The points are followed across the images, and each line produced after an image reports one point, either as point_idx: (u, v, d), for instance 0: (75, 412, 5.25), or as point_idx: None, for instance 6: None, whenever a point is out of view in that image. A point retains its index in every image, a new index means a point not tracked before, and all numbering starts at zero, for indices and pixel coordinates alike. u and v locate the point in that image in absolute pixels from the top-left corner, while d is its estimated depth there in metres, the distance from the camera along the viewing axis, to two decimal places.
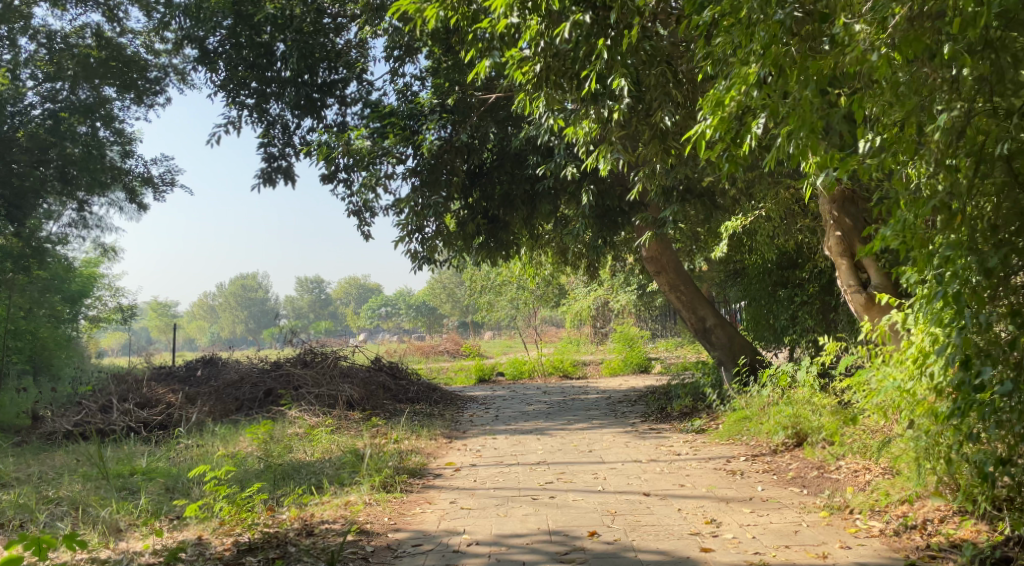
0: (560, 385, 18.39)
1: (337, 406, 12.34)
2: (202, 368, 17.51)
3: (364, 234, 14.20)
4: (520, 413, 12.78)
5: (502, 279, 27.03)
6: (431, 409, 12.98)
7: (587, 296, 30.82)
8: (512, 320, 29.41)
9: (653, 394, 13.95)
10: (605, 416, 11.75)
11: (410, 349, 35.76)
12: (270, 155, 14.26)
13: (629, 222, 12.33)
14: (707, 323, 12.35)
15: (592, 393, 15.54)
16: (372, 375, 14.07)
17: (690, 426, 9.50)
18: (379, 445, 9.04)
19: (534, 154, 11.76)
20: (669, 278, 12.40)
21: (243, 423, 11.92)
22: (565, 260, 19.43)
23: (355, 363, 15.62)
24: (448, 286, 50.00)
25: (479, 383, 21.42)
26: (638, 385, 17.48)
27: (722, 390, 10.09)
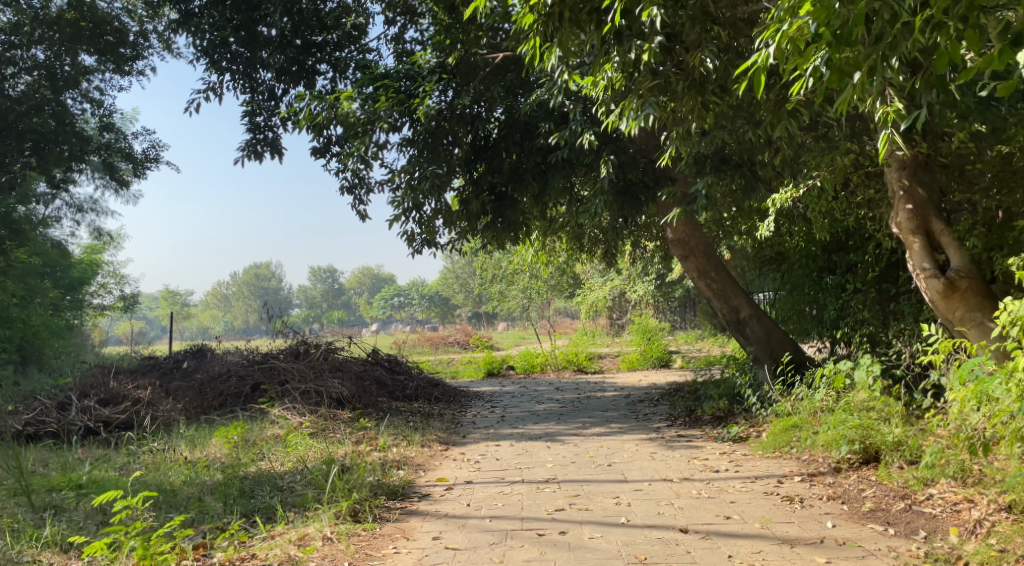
0: (575, 380, 17.02)
1: (325, 404, 11.04)
2: (188, 360, 16.29)
3: (360, 214, 12.90)
4: (530, 414, 11.44)
5: (513, 267, 25.65)
6: (430, 408, 11.65)
7: (603, 286, 29.41)
8: (524, 311, 28.05)
9: (679, 393, 12.58)
10: (625, 418, 10.38)
11: (420, 341, 34.51)
12: (253, 126, 12.92)
13: (654, 200, 10.89)
14: (741, 314, 10.99)
15: (609, 390, 14.16)
16: (368, 370, 12.78)
17: (726, 434, 8.14)
18: (363, 454, 7.76)
19: (546, 121, 10.38)
20: (697, 262, 11.08)
21: (219, 423, 10.67)
22: (580, 245, 18.03)
23: (351, 356, 14.32)
24: (460, 277, 48.62)
25: (488, 377, 20.12)
26: (660, 381, 16.09)
27: (762, 392, 8.73)
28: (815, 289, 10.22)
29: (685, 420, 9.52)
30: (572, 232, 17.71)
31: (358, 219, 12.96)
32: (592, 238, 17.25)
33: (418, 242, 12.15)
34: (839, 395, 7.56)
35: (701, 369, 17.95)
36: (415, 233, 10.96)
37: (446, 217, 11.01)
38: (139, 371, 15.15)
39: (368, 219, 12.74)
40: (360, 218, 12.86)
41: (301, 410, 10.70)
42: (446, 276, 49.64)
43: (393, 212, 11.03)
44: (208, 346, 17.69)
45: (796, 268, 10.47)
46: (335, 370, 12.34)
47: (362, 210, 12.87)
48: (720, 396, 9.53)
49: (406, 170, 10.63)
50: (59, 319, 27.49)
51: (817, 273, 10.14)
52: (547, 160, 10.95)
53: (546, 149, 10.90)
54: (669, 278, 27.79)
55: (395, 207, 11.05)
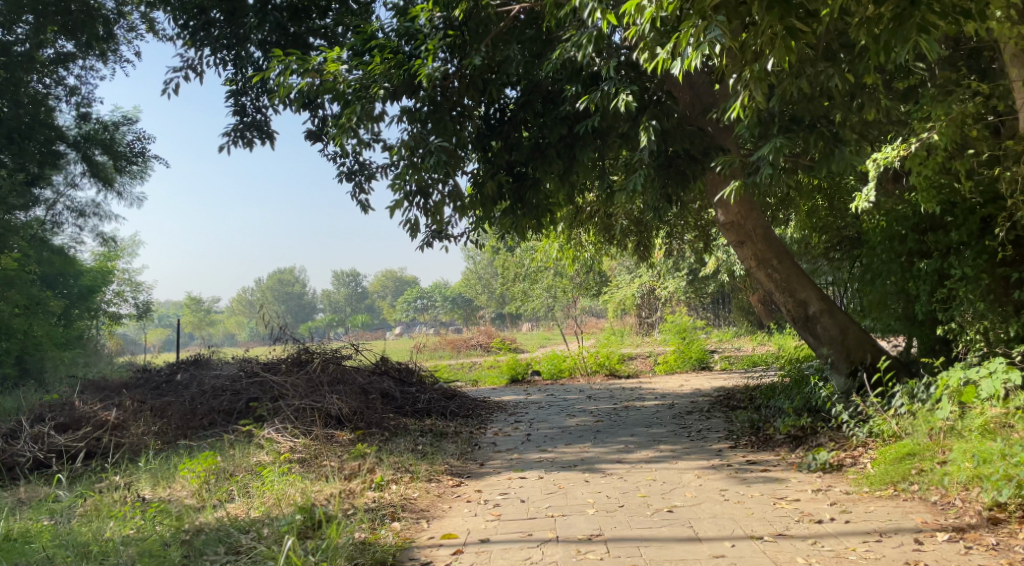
0: (608, 386, 15.30)
1: (322, 423, 9.43)
2: (180, 370, 14.72)
3: (361, 205, 11.23)
4: (561, 430, 9.76)
5: (537, 264, 23.98)
6: (446, 426, 10.02)
7: (632, 284, 27.64)
8: (550, 311, 26.37)
9: (734, 403, 10.86)
10: (676, 437, 8.67)
11: (441, 344, 33.08)
12: (241, 109, 10.79)
13: (705, 176, 9.19)
14: (810, 310, 9.29)
15: (649, 399, 12.44)
16: (374, 381, 11.14)
17: (812, 462, 6.48)
18: (353, 494, 6.14)
19: (573, 84, 8.71)
20: (756, 248, 9.37)
21: (197, 448, 9.07)
22: (609, 237, 16.33)
23: (358, 364, 12.72)
24: (483, 277, 46.88)
25: (512, 384, 18.45)
26: (704, 386, 14.36)
27: (855, 407, 7.04)
28: (904, 277, 8.51)
29: (753, 440, 7.80)
30: (600, 221, 16.01)
31: (360, 210, 11.30)
32: (622, 228, 15.56)
33: (426, 232, 10.55)
34: (964, 413, 5.90)
35: (747, 372, 16.23)
36: (422, 226, 9.32)
37: (457, 204, 9.36)
38: (121, 384, 13.58)
39: (371, 210, 11.15)
40: (362, 209, 11.21)
41: (292, 429, 9.06)
42: (467, 278, 47.95)
43: (392, 200, 9.36)
44: (204, 355, 16.12)
45: (879, 252, 8.77)
46: (335, 380, 10.70)
47: (364, 201, 11.23)
48: (796, 409, 7.81)
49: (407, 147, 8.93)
50: (62, 329, 26.13)
51: (905, 258, 8.48)
52: (575, 131, 9.31)
53: (574, 118, 9.23)
54: (702, 272, 26.02)
55: (392, 193, 9.37)
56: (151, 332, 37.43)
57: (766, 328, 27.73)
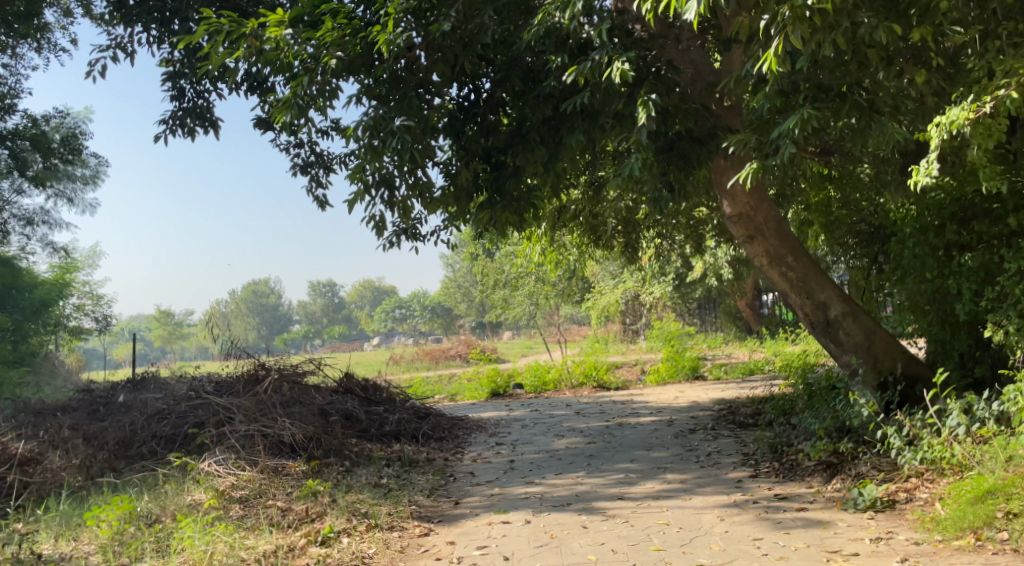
0: (597, 400, 14.08)
1: (272, 452, 8.13)
2: (123, 388, 13.30)
3: (318, 202, 10.07)
4: (549, 455, 8.53)
5: (518, 270, 22.73)
6: (417, 453, 8.77)
7: (615, 290, 26.40)
8: (531, 319, 25.08)
9: (740, 420, 9.71)
10: (684, 463, 7.47)
11: (418, 356, 31.73)
12: (180, 96, 9.59)
13: (711, 162, 8.02)
14: (831, 313, 8.13)
15: (645, 415, 11.23)
16: (335, 401, 9.86)
17: (860, 499, 5.34)
18: (289, 554, 4.97)
19: (558, 56, 7.51)
20: (768, 244, 8.24)
21: (126, 485, 7.76)
22: (595, 238, 15.14)
23: (320, 381, 11.41)
24: (462, 286, 45.42)
25: (493, 399, 17.15)
26: (702, 399, 13.19)
27: (904, 429, 5.89)
28: (942, 274, 7.42)
29: (776, 467, 6.63)
30: (585, 221, 14.81)
31: (317, 207, 10.14)
32: (610, 228, 14.37)
33: (393, 232, 9.31)
34: None
35: (744, 382, 15.10)
36: (389, 227, 8.07)
37: (425, 202, 8.11)
38: (56, 407, 12.14)
39: (329, 208, 10.01)
40: (319, 207, 10.06)
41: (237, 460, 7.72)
42: (447, 286, 46.50)
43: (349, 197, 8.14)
44: (155, 372, 14.69)
45: (910, 246, 7.69)
46: (291, 399, 9.42)
47: (321, 197, 10.02)
48: (826, 430, 6.64)
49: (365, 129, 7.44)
50: (12, 345, 24.53)
51: (943, 251, 7.42)
52: (560, 111, 8.11)
53: (560, 95, 8.03)
54: (689, 277, 24.89)
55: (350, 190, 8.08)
56: (118, 347, 35.60)
57: (755, 334, 26.71)
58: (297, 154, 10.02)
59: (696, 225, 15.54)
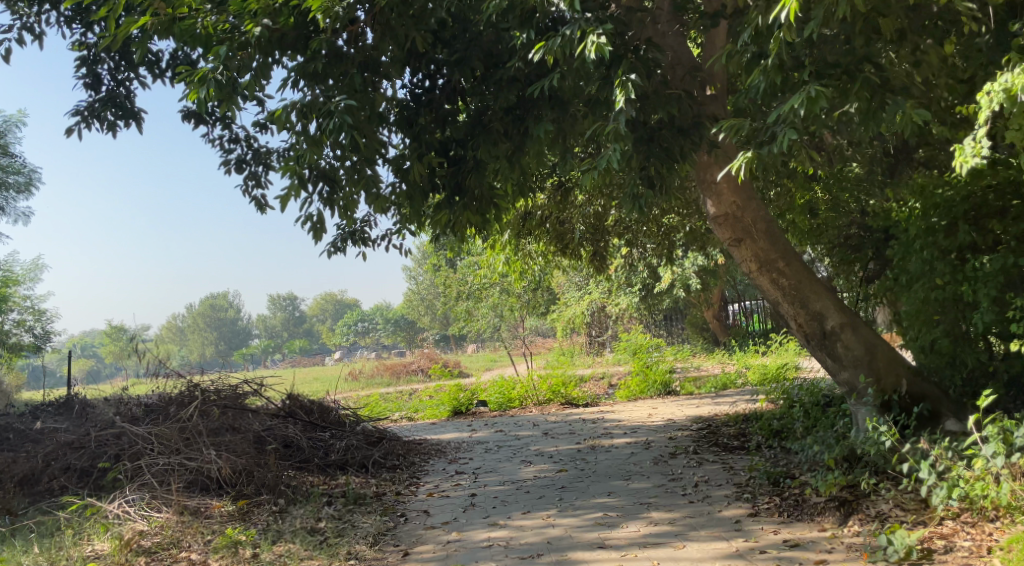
0: (565, 418, 13.13)
1: (192, 493, 7.15)
2: (42, 412, 12.03)
3: (255, 205, 8.97)
4: (516, 487, 7.56)
5: (480, 281, 21.73)
6: (365, 487, 7.74)
7: (581, 301, 25.52)
8: (495, 332, 24.08)
9: (724, 441, 8.84)
10: (669, 496, 6.56)
11: (377, 371, 30.51)
12: (96, 83, 8.69)
13: (695, 156, 7.16)
14: (828, 325, 7.22)
15: (619, 436, 10.33)
16: (273, 427, 8.81)
17: (890, 548, 4.49)
18: None
19: (522, 33, 6.60)
20: (758, 248, 7.34)
21: (19, 532, 6.67)
22: (561, 245, 14.23)
23: (260, 404, 10.31)
24: (424, 298, 44.11)
25: (454, 417, 16.10)
26: (678, 416, 12.32)
27: (933, 461, 5.04)
28: (955, 279, 6.61)
29: (777, 502, 5.74)
30: (551, 228, 13.89)
31: (254, 211, 9.04)
32: (577, 234, 13.48)
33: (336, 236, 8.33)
34: None
35: (719, 397, 14.28)
36: (329, 230, 7.04)
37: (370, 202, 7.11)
38: None
39: (268, 211, 8.93)
40: (256, 210, 8.97)
41: (154, 502, 6.83)
42: (409, 299, 45.26)
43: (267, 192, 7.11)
44: (82, 393, 13.39)
45: (916, 249, 6.90)
46: (223, 424, 8.36)
47: (259, 199, 8.94)
48: (834, 458, 5.77)
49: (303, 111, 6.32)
50: None
51: (955, 253, 6.64)
52: (526, 97, 7.21)
53: (526, 78, 7.13)
54: (657, 287, 24.09)
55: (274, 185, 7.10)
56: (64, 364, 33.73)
57: (722, 346, 26.01)
58: (227, 150, 8.99)
59: (667, 231, 14.72)
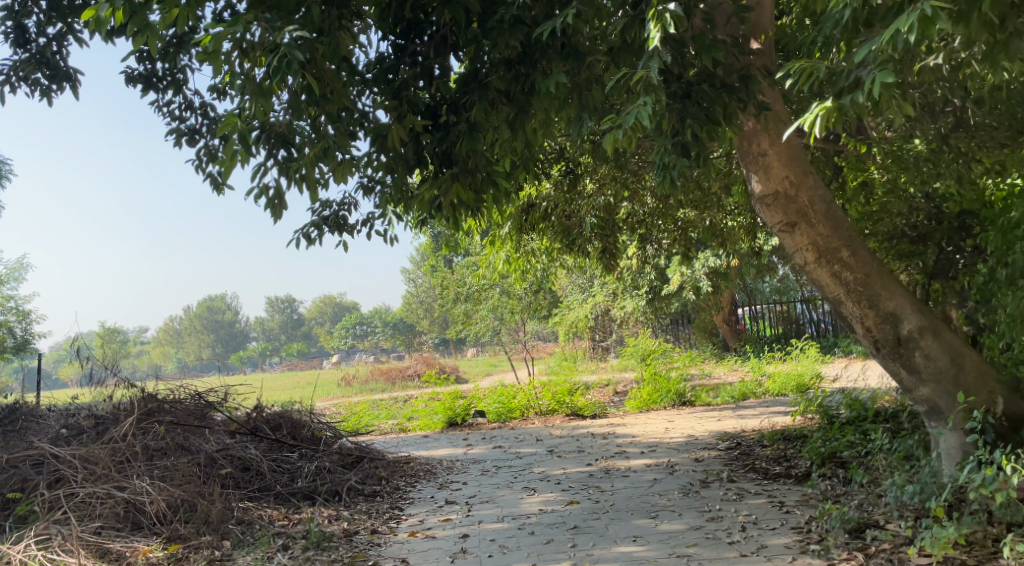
0: (572, 433, 11.74)
1: (117, 530, 6.00)
2: None
3: (210, 183, 7.69)
4: (515, 525, 6.22)
5: (480, 281, 20.35)
6: (335, 526, 6.40)
7: (585, 304, 24.15)
8: (494, 336, 22.68)
9: (764, 467, 7.47)
10: (711, 543, 5.23)
11: (372, 377, 29.18)
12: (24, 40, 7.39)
13: (742, 119, 5.81)
14: (903, 329, 5.83)
15: (636, 457, 8.94)
16: (232, 447, 7.63)
17: None
18: None
19: None
20: (815, 234, 5.97)
21: None
22: (568, 240, 12.86)
23: (222, 419, 8.91)
24: (424, 301, 42.70)
25: (450, 429, 14.66)
26: (701, 431, 10.92)
27: None
28: None
29: None
30: (556, 221, 12.53)
31: (210, 191, 7.80)
32: (587, 228, 12.12)
33: (300, 223, 6.99)
34: None
35: (742, 409, 12.87)
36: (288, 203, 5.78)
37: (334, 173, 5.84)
38: None
39: (225, 191, 7.69)
40: (212, 190, 7.68)
41: (67, 546, 5.62)
42: (408, 302, 43.82)
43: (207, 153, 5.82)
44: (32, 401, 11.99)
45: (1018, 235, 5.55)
46: (169, 445, 7.18)
47: (214, 177, 7.68)
48: (939, 507, 4.46)
49: (243, 47, 5.00)
50: None
51: None
52: (532, 46, 5.88)
53: (532, 21, 5.81)
54: (666, 289, 22.71)
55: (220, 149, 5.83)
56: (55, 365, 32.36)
57: (733, 351, 24.60)
58: (175, 118, 7.74)
59: (683, 226, 13.36)
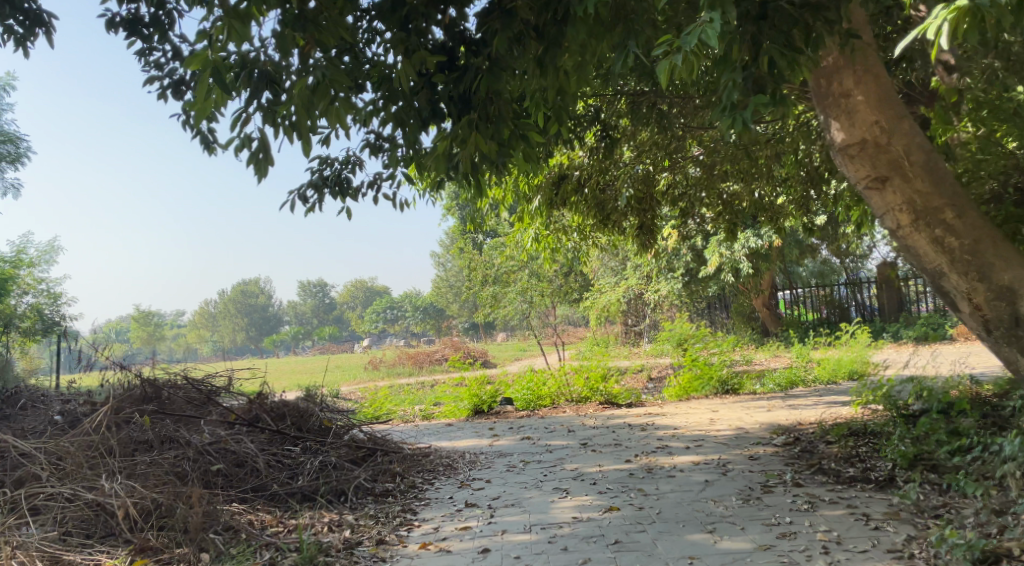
0: (607, 423, 10.74)
1: (77, 541, 5.19)
2: None
3: (201, 142, 6.86)
4: (546, 537, 5.29)
5: (508, 262, 19.35)
6: (338, 538, 5.51)
7: (616, 287, 23.13)
8: (523, 321, 21.67)
9: (835, 468, 6.44)
10: None
11: (398, 362, 28.36)
12: None
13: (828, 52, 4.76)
14: (1020, 307, 4.90)
15: (682, 454, 7.94)
16: (225, 440, 6.78)
17: None
18: None
19: None
20: (913, 191, 4.96)
21: None
22: (602, 215, 11.80)
23: (218, 408, 8.01)
24: (453, 285, 41.70)
25: (475, 418, 13.69)
26: (751, 423, 9.87)
27: None
28: None
29: None
30: (590, 194, 11.50)
31: (201, 150, 6.94)
32: (623, 200, 11.07)
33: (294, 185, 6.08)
34: None
35: (793, 399, 11.77)
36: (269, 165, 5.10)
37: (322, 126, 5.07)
38: None
39: (217, 150, 6.82)
40: (203, 149, 6.86)
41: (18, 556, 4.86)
42: (437, 286, 42.92)
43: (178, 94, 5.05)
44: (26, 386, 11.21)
45: None
46: (155, 437, 6.45)
47: (205, 134, 6.83)
48: None
49: None
50: None
51: None
52: None
53: None
54: (704, 272, 21.53)
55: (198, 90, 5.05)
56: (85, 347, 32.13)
57: (774, 337, 23.39)
58: (156, 66, 6.86)
59: (729, 200, 12.25)
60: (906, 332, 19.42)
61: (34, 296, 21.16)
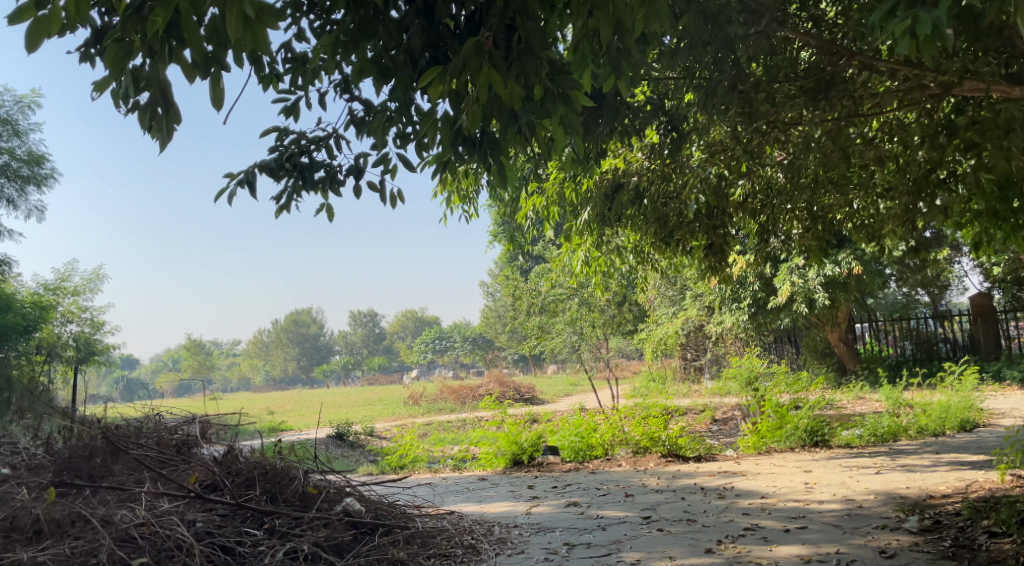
0: (672, 485, 8.69)
1: None
2: None
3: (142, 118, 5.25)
4: None
5: (557, 289, 17.43)
6: None
7: (674, 319, 21.03)
8: (573, 355, 19.66)
9: None
10: None
11: (438, 395, 26.57)
12: None
13: None
14: None
15: (783, 541, 5.94)
16: (160, 518, 5.06)
17: None
18: None
19: None
20: None
21: None
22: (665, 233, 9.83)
23: (175, 465, 6.20)
24: (500, 315, 39.87)
25: (513, 470, 11.68)
26: (859, 490, 7.77)
27: None
28: None
29: None
30: (650, 205, 9.50)
31: None
32: (691, 210, 9.04)
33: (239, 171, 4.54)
34: None
35: (903, 457, 9.57)
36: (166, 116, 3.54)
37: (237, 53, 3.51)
38: None
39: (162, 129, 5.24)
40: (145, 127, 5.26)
41: None
42: (486, 315, 41.15)
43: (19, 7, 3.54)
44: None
45: None
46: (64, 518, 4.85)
47: None
48: None
49: None
50: None
51: None
52: None
53: None
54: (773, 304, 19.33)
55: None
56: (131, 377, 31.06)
57: (853, 375, 20.98)
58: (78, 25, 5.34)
59: (819, 215, 9.96)
60: (1012, 374, 16.96)
61: (75, 325, 19.87)
